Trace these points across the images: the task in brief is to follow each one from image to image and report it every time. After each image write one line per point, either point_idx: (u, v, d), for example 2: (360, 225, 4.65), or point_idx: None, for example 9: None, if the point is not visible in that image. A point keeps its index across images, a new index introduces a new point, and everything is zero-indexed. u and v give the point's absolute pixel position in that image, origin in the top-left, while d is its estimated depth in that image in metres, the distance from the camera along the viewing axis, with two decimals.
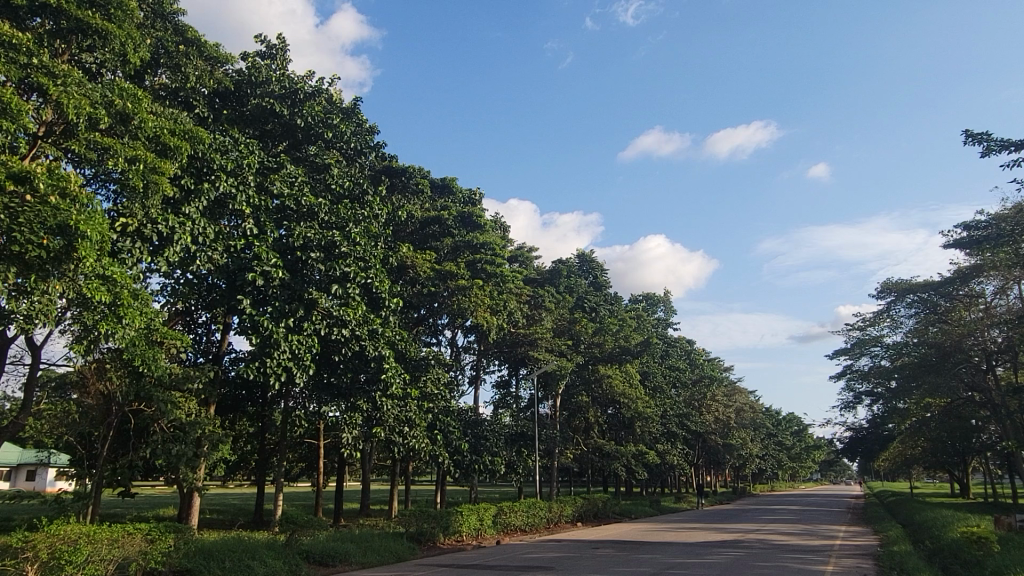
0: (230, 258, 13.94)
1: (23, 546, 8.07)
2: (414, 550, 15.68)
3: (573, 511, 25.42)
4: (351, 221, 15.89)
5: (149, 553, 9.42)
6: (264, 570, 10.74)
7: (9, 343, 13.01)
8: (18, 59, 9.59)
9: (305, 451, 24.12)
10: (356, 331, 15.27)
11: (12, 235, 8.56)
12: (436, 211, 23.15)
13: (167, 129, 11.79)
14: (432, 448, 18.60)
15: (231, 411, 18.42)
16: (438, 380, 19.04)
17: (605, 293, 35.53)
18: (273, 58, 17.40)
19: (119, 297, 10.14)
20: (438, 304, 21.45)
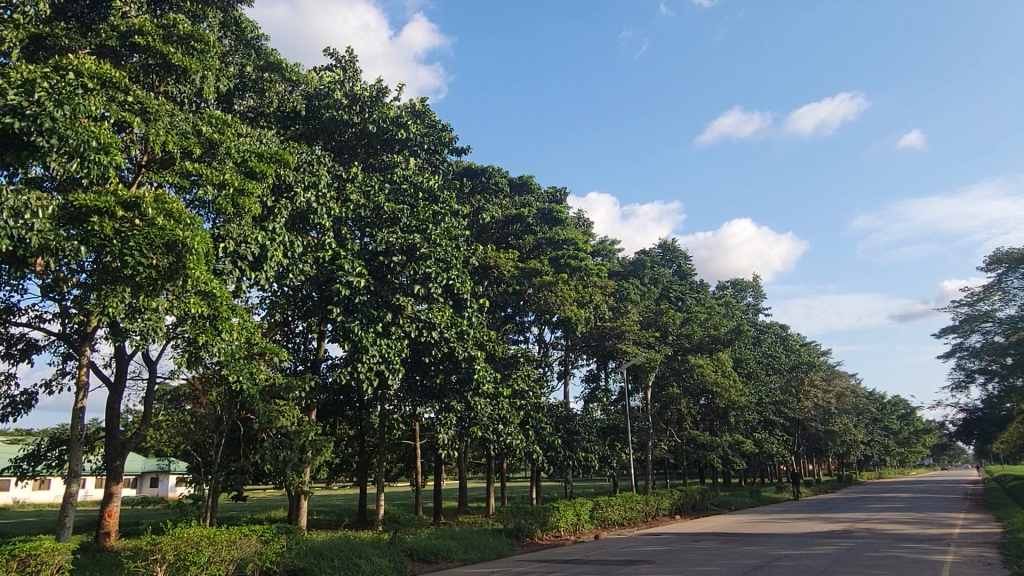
0: (319, 269, 14.48)
1: (152, 548, 8.69)
2: (514, 546, 15.82)
3: (671, 504, 25.02)
4: (431, 223, 16.17)
5: (264, 553, 9.87)
6: (371, 569, 11.09)
7: (128, 359, 13.96)
8: (117, 96, 10.17)
9: (403, 452, 24.77)
10: (445, 334, 15.62)
11: (124, 259, 9.05)
12: (517, 209, 23.40)
13: (252, 152, 12.31)
14: (526, 445, 18.75)
15: (332, 415, 19.10)
16: (528, 377, 19.23)
17: (690, 281, 34.95)
18: (344, 71, 17.96)
19: (219, 311, 10.62)
20: (524, 302, 21.59)
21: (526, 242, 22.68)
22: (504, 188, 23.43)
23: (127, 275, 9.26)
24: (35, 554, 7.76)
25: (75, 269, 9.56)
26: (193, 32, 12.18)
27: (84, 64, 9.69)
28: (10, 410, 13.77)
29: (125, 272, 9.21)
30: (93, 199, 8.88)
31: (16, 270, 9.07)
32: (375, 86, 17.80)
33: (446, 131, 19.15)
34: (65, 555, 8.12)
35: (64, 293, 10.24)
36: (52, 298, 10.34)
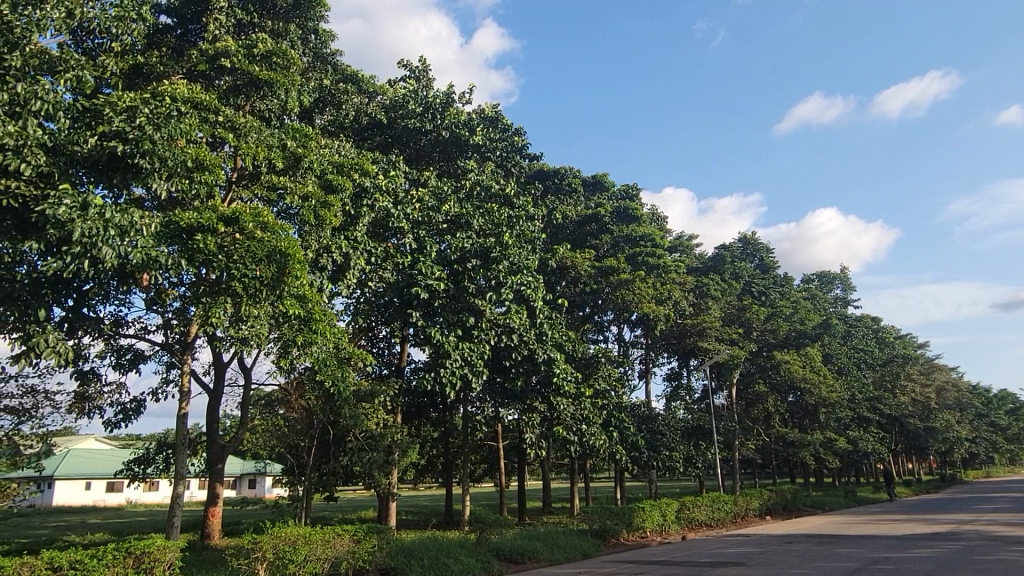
0: (400, 274, 14.82)
1: (253, 547, 9.14)
2: (600, 547, 15.74)
3: (761, 504, 24.32)
4: (504, 225, 16.30)
5: (358, 552, 10.19)
6: (459, 568, 11.28)
7: (225, 366, 14.66)
8: (209, 117, 10.78)
9: (486, 453, 25.05)
10: (524, 336, 15.79)
11: (229, 271, 9.65)
12: (592, 208, 23.29)
13: (332, 165, 12.70)
14: (609, 445, 18.63)
15: (417, 417, 19.46)
16: (609, 377, 19.12)
17: (773, 275, 33.93)
18: (417, 80, 18.32)
19: (312, 315, 11.05)
20: (602, 301, 21.46)
21: (602, 241, 22.58)
22: (579, 189, 23.37)
23: (231, 286, 9.80)
24: (147, 551, 8.27)
25: (177, 282, 10.21)
26: (276, 51, 12.68)
27: (177, 88, 10.31)
28: (121, 417, 14.67)
29: (229, 284, 9.81)
30: (196, 217, 9.50)
31: (124, 284, 9.45)
32: (448, 93, 18.09)
33: (518, 134, 19.27)
34: (175, 553, 8.61)
35: (167, 305, 10.79)
36: (154, 310, 10.91)
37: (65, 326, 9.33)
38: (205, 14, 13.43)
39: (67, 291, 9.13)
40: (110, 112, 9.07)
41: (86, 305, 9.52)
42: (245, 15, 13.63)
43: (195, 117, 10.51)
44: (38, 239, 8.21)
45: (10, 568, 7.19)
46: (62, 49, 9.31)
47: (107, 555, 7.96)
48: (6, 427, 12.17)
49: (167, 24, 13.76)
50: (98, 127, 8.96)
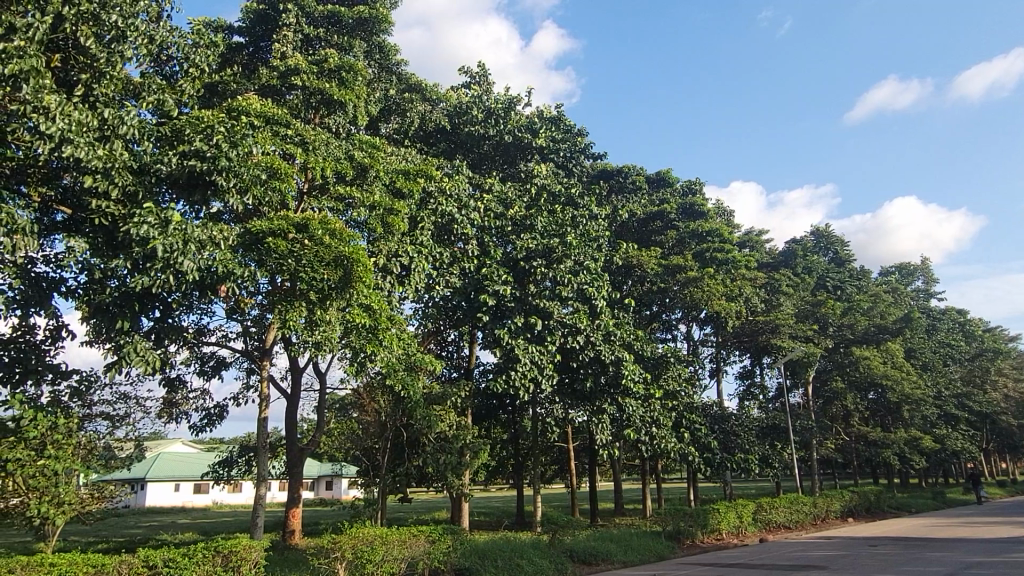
0: (466, 277, 15.03)
1: (332, 547, 9.40)
2: (675, 549, 15.51)
3: (842, 506, 23.49)
4: (569, 225, 16.26)
5: (432, 552, 10.33)
6: (533, 569, 11.30)
7: (301, 371, 15.10)
8: (280, 131, 11.17)
9: (557, 454, 25.01)
10: (591, 336, 15.73)
11: (298, 277, 9.97)
12: (657, 206, 23.01)
13: (399, 172, 12.95)
14: (680, 447, 18.34)
15: (486, 419, 19.55)
16: (679, 377, 18.84)
17: (849, 268, 32.77)
18: (478, 86, 18.50)
19: (380, 322, 11.26)
20: (669, 300, 21.17)
21: (668, 238, 22.30)
22: (643, 186, 23.11)
23: (303, 291, 10.11)
24: (234, 550, 8.61)
25: (254, 291, 10.58)
26: (344, 64, 13.05)
27: (250, 104, 10.72)
28: (206, 421, 15.30)
29: (299, 290, 10.11)
30: (268, 225, 9.83)
31: (205, 295, 9.88)
32: (509, 96, 18.21)
33: (580, 134, 19.22)
34: (259, 552, 8.91)
35: (246, 313, 11.21)
36: (235, 319, 11.31)
37: (154, 336, 9.75)
38: (275, 32, 13.90)
39: (154, 303, 9.51)
40: (190, 131, 9.59)
41: (171, 317, 9.90)
42: (312, 30, 14.01)
43: (266, 132, 10.86)
44: (126, 256, 8.72)
45: (110, 565, 7.72)
46: (145, 74, 9.86)
47: (198, 553, 8.34)
48: (102, 433, 12.86)
49: (240, 43, 14.33)
50: (180, 146, 9.50)
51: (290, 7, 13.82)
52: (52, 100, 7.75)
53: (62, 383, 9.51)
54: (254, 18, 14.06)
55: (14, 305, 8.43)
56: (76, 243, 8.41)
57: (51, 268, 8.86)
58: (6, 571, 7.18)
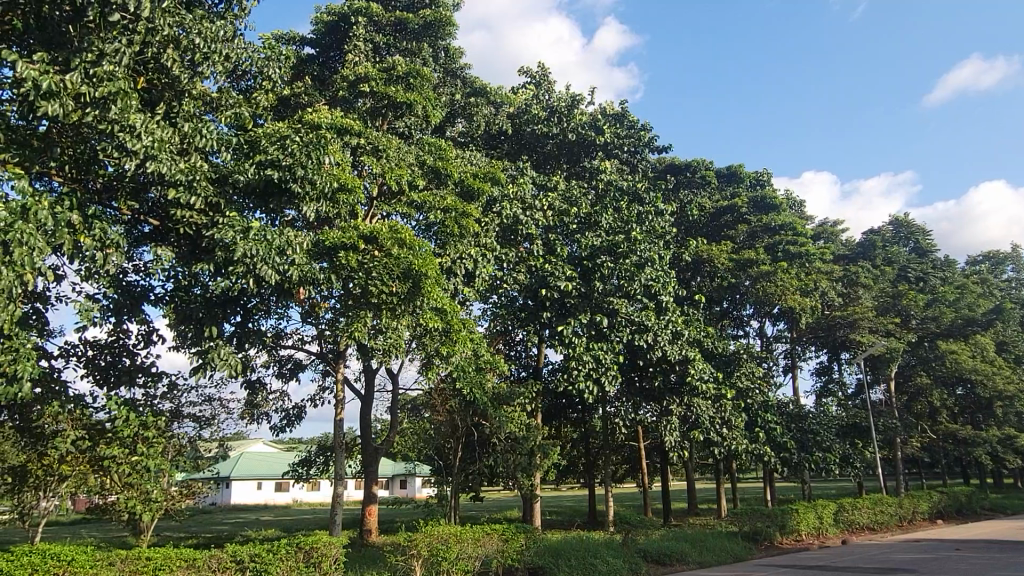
0: (532, 277, 15.10)
1: (408, 545, 9.58)
2: (752, 550, 15.16)
3: (930, 507, 22.45)
4: (635, 223, 16.10)
5: (506, 551, 10.42)
6: (607, 569, 11.25)
7: (374, 372, 15.44)
8: (351, 139, 11.50)
9: (628, 453, 24.77)
10: (659, 335, 15.38)
11: (368, 288, 10.23)
12: (727, 199, 22.54)
13: (468, 174, 13.07)
14: (755, 445, 17.92)
15: (556, 418, 19.53)
16: (752, 374, 18.40)
17: (932, 258, 31.31)
18: (539, 86, 18.52)
19: (452, 325, 11.42)
20: (741, 296, 20.70)
21: (740, 232, 21.85)
22: (712, 180, 22.65)
23: (372, 300, 10.32)
24: (315, 546, 8.87)
25: (327, 297, 10.84)
26: (411, 70, 13.27)
27: (323, 115, 11.12)
28: (286, 421, 15.82)
29: (369, 298, 10.29)
30: (340, 237, 10.15)
31: (282, 300, 10.17)
32: (571, 95, 18.18)
33: (645, 130, 18.99)
34: (338, 548, 9.16)
35: (320, 317, 11.52)
36: (310, 322, 11.62)
37: (234, 340, 10.16)
38: (345, 41, 14.26)
39: (234, 308, 9.83)
40: (266, 142, 9.98)
41: (251, 321, 10.18)
42: (380, 39, 14.29)
43: (341, 141, 11.24)
44: (209, 263, 9.10)
45: (200, 560, 8.08)
46: (222, 89, 10.30)
47: (281, 549, 8.65)
48: (190, 433, 13.48)
49: (311, 55, 14.76)
50: (256, 156, 9.90)
51: (358, 17, 14.14)
52: (137, 119, 8.16)
53: (152, 385, 10.01)
54: (324, 29, 14.47)
55: (107, 312, 8.93)
56: (163, 252, 8.90)
57: (140, 277, 9.33)
58: (107, 565, 7.66)
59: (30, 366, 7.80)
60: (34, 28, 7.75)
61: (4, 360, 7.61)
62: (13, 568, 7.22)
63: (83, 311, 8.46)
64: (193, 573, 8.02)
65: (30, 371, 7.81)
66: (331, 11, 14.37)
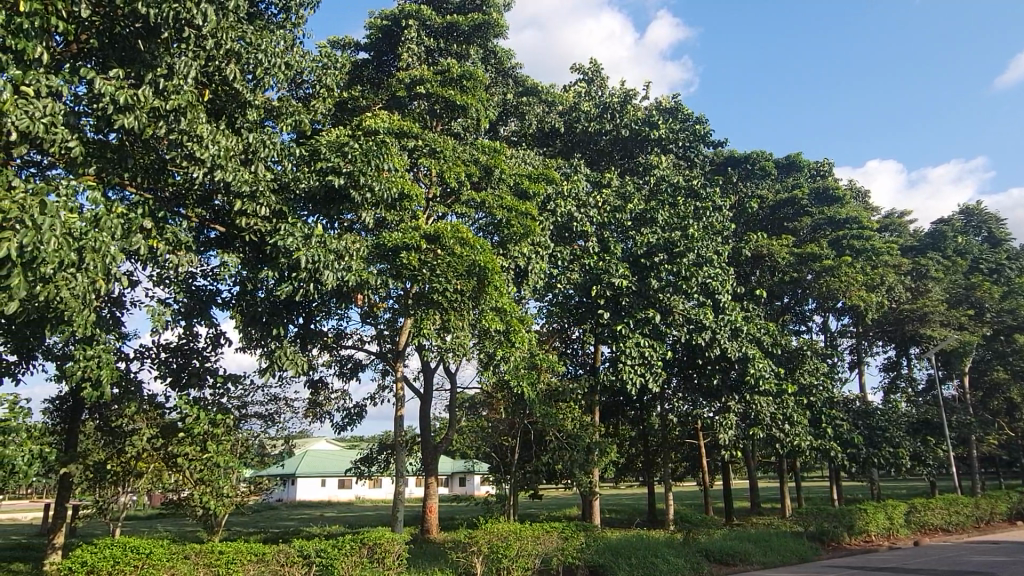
0: (587, 275, 15.04)
1: (469, 541, 9.71)
2: (818, 551, 14.77)
3: (1009, 508, 21.45)
4: (692, 218, 15.86)
5: (566, 549, 10.37)
6: (668, 569, 11.12)
7: (432, 372, 15.62)
8: (406, 141, 11.65)
9: (687, 451, 24.41)
10: (718, 332, 15.15)
11: (433, 286, 10.38)
12: (788, 191, 22.00)
13: (523, 173, 13.09)
14: (820, 444, 17.45)
15: (614, 416, 19.41)
16: (816, 371, 17.94)
17: (1007, 248, 29.90)
18: (592, 82, 18.41)
19: (511, 324, 11.43)
20: (803, 291, 20.18)
21: (801, 225, 21.28)
22: (772, 172, 22.10)
23: (436, 299, 10.48)
24: (378, 542, 9.04)
25: (387, 297, 11.06)
26: (464, 72, 13.36)
27: (379, 120, 11.37)
28: (347, 420, 16.17)
29: (433, 297, 10.46)
30: (402, 238, 10.21)
31: (343, 302, 10.39)
32: (625, 90, 18.00)
33: (701, 123, 18.66)
34: (401, 544, 9.32)
35: (379, 317, 11.71)
36: (369, 322, 11.87)
37: (297, 342, 10.43)
38: (398, 45, 14.47)
39: (296, 311, 10.15)
40: (326, 150, 10.18)
41: (313, 323, 10.45)
42: (432, 42, 14.44)
43: (397, 144, 11.40)
44: (274, 267, 9.34)
45: (268, 553, 8.34)
46: (282, 97, 10.58)
47: (346, 544, 8.84)
48: (256, 431, 13.90)
49: (365, 59, 15.02)
50: (318, 164, 10.12)
51: (410, 21, 14.30)
52: (204, 130, 8.49)
53: (220, 385, 10.36)
54: (378, 34, 14.70)
55: (178, 315, 9.30)
56: (230, 258, 9.22)
57: (208, 281, 9.68)
58: (183, 559, 7.96)
59: (109, 369, 8.20)
60: (107, 45, 8.12)
61: (87, 365, 8.06)
62: (96, 561, 7.63)
63: (156, 315, 8.83)
64: (262, 566, 8.28)
65: (109, 374, 8.23)
66: (385, 16, 14.57)
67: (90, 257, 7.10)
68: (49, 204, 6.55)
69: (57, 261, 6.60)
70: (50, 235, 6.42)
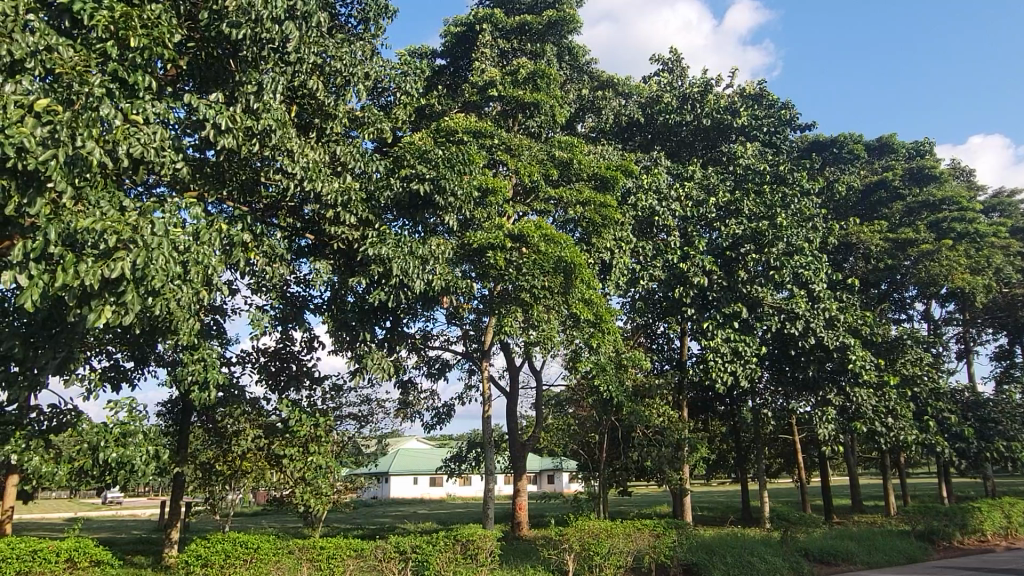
0: (671, 270, 14.82)
1: (561, 538, 9.76)
2: (928, 550, 14.00)
3: None
4: (779, 207, 15.34)
5: (658, 547, 10.19)
6: (765, 568, 10.81)
7: (518, 370, 15.74)
8: (485, 142, 11.79)
9: (782, 446, 23.65)
10: (811, 322, 14.60)
11: (520, 284, 10.48)
12: (880, 174, 20.99)
13: (603, 164, 12.89)
14: (926, 437, 16.55)
15: (704, 412, 19.01)
16: (920, 361, 17.05)
17: None
18: (671, 72, 18.10)
19: (600, 316, 11.39)
20: (902, 277, 19.20)
21: (896, 209, 20.27)
22: (863, 155, 21.12)
23: (522, 297, 10.57)
24: (471, 539, 9.19)
25: (472, 297, 11.23)
26: (539, 71, 13.40)
27: (459, 123, 11.56)
28: (437, 419, 16.50)
29: (520, 295, 10.55)
30: (487, 238, 10.37)
31: (430, 305, 10.61)
32: (704, 78, 17.59)
33: (787, 107, 17.97)
34: (493, 541, 9.42)
35: (465, 317, 11.90)
36: (456, 323, 12.08)
37: (387, 345, 10.74)
38: (473, 49, 14.66)
39: (385, 315, 10.46)
40: (410, 157, 10.45)
41: (401, 326, 10.72)
42: (506, 43, 14.56)
43: (476, 146, 11.54)
44: (364, 272, 9.64)
45: (367, 549, 8.65)
46: (365, 107, 10.89)
47: (439, 541, 9.02)
48: (351, 431, 14.40)
49: (443, 65, 15.28)
50: (401, 170, 10.40)
51: (485, 25, 14.46)
52: (294, 144, 8.85)
53: (316, 388, 10.78)
54: (454, 40, 14.94)
55: (276, 321, 9.76)
56: (322, 265, 9.59)
57: (302, 288, 10.11)
58: (287, 553, 8.37)
59: (214, 372, 8.69)
60: (203, 68, 8.76)
61: (194, 368, 8.57)
62: (210, 554, 8.19)
63: (256, 321, 9.28)
64: (361, 562, 8.55)
65: (216, 379, 8.73)
66: (459, 22, 14.82)
67: (195, 269, 7.53)
68: (156, 222, 7.00)
69: (167, 274, 7.00)
70: (158, 252, 6.83)
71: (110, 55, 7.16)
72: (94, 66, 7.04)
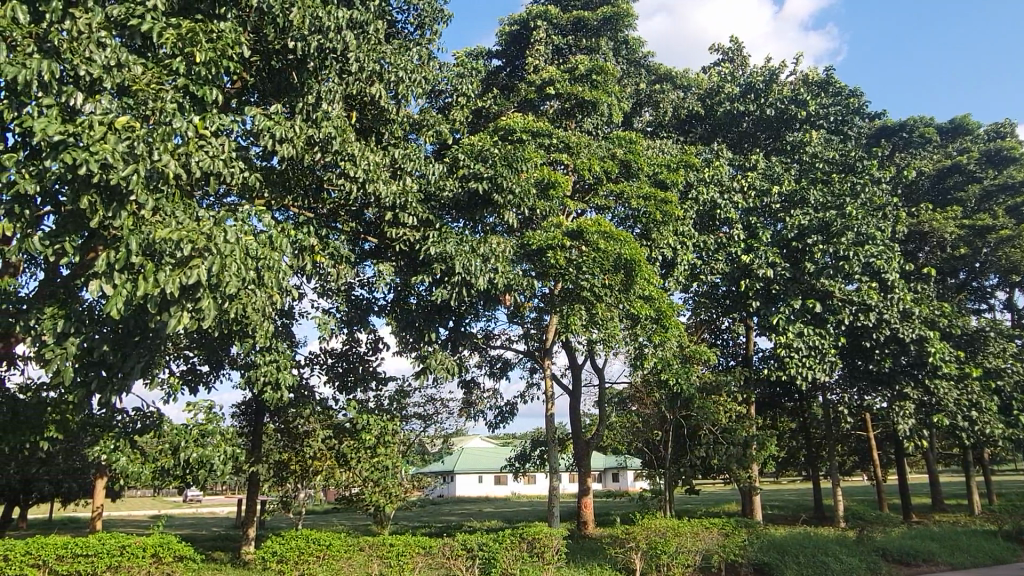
0: (734, 264, 14.53)
1: (627, 536, 9.70)
2: (1017, 551, 13.31)
3: None
4: (848, 196, 14.82)
5: (727, 546, 9.98)
6: (841, 568, 10.49)
7: (579, 367, 15.70)
8: (542, 140, 11.78)
9: (856, 443, 22.88)
10: (884, 314, 14.06)
11: (579, 283, 10.46)
12: (954, 158, 20.09)
13: (662, 160, 12.74)
14: (1012, 432, 15.75)
15: (772, 408, 18.57)
16: (1004, 352, 16.24)
17: None
18: (731, 62, 17.76)
19: (662, 312, 11.24)
20: (981, 265, 18.33)
21: (972, 194, 19.36)
22: (936, 138, 20.25)
23: (583, 294, 10.54)
24: (536, 537, 9.21)
25: (533, 296, 11.26)
26: (595, 67, 13.33)
27: (516, 122, 11.60)
28: (500, 418, 16.60)
29: (580, 292, 10.52)
30: (546, 237, 10.40)
31: (491, 304, 10.68)
32: (766, 66, 17.18)
33: (855, 93, 17.34)
34: (559, 539, 9.44)
35: (526, 316, 11.95)
36: (518, 322, 12.12)
37: (450, 344, 10.88)
38: (529, 48, 14.68)
39: (447, 315, 10.59)
40: (468, 158, 10.54)
41: (463, 325, 10.84)
42: (562, 41, 14.54)
43: (533, 145, 11.56)
44: (426, 272, 9.79)
45: (435, 547, 8.77)
46: (424, 111, 11.04)
47: (506, 539, 9.09)
48: (416, 430, 14.64)
49: (499, 66, 15.37)
50: (460, 171, 10.54)
51: (540, 23, 14.46)
52: (355, 149, 9.02)
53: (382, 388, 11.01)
54: (509, 40, 15.03)
55: (342, 322, 10.01)
56: (384, 267, 9.77)
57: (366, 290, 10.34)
58: (358, 550, 8.51)
59: (287, 372, 8.97)
60: (266, 80, 9.06)
61: (267, 369, 8.85)
62: (284, 551, 8.37)
63: (323, 322, 9.54)
64: (429, 559, 8.71)
65: (288, 379, 8.99)
66: (514, 21, 14.86)
67: (266, 273, 7.79)
68: (229, 230, 7.27)
69: (238, 280, 7.25)
70: (231, 258, 7.11)
71: (179, 71, 7.49)
72: (166, 82, 7.36)
